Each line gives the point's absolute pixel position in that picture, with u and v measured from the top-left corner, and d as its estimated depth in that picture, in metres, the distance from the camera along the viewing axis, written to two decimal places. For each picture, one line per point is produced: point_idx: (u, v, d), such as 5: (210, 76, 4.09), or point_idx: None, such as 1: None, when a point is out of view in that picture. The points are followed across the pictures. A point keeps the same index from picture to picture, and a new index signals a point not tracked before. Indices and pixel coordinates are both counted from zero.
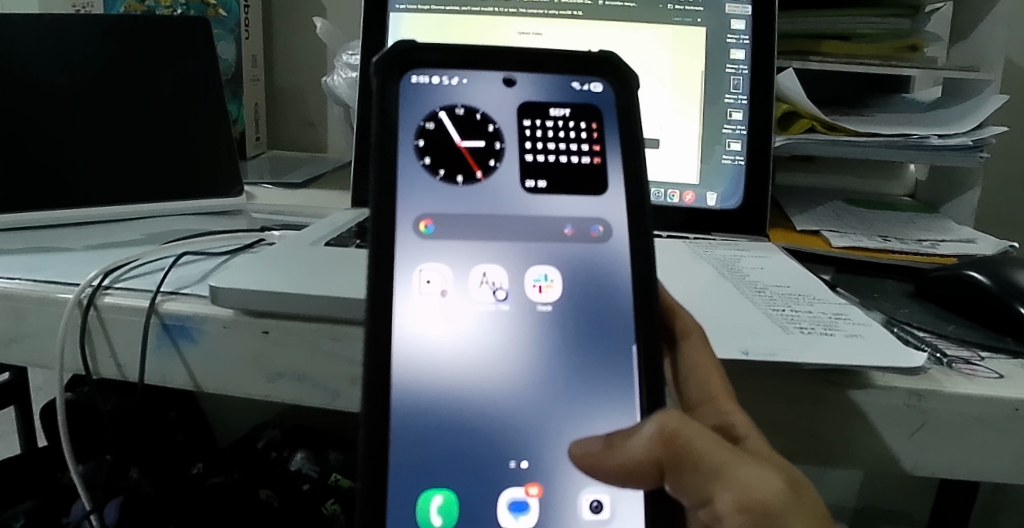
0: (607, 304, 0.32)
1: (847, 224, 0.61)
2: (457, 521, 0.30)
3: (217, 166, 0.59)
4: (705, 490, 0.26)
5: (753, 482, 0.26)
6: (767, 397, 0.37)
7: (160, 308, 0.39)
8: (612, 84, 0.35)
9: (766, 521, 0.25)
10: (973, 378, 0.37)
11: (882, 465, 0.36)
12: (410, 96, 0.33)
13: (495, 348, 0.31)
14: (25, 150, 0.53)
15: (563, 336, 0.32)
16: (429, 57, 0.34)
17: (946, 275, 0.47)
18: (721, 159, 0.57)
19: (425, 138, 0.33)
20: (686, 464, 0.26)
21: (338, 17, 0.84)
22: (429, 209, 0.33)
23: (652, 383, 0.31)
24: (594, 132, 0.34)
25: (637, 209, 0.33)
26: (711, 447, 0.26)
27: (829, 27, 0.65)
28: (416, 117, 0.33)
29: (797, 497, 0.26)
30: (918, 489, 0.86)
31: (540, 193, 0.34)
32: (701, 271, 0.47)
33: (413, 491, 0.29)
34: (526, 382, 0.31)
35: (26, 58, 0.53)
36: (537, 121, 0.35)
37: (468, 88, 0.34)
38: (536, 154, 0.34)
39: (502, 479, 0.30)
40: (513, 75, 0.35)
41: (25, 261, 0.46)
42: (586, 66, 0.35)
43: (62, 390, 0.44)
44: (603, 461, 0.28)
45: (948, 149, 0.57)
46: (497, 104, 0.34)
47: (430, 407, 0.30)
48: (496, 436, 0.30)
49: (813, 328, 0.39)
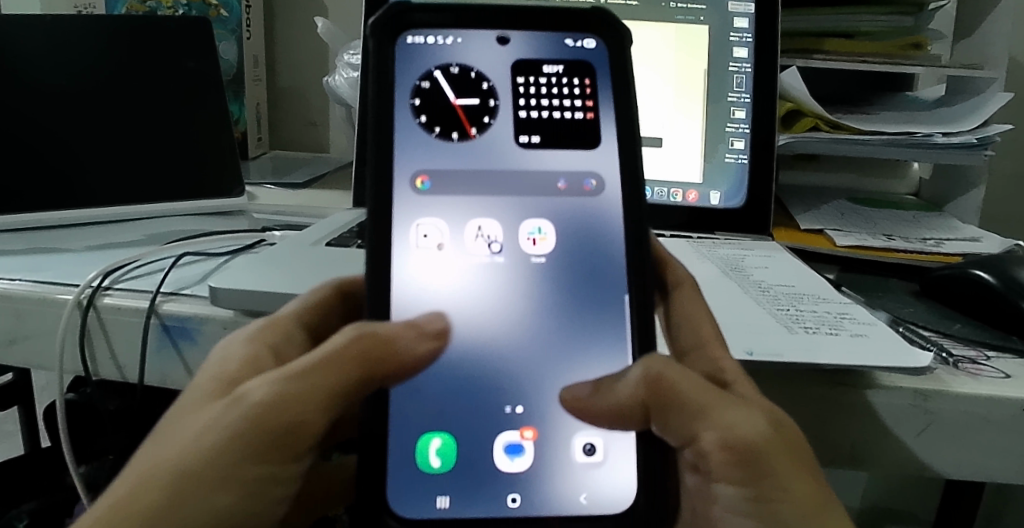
0: (600, 257, 0.34)
1: (851, 223, 0.60)
2: (455, 463, 0.32)
3: (218, 166, 0.59)
4: (692, 429, 0.31)
5: (736, 422, 0.30)
6: (771, 398, 0.36)
7: (160, 309, 0.39)
8: (605, 41, 0.36)
9: (748, 454, 0.30)
10: (979, 377, 0.37)
11: (888, 466, 0.36)
12: (405, 55, 0.34)
13: (491, 297, 0.33)
14: (26, 150, 0.52)
15: (557, 285, 0.34)
16: (423, 17, 0.34)
17: (952, 274, 0.47)
18: (725, 158, 0.56)
19: (420, 97, 0.34)
20: (672, 405, 0.30)
21: (339, 17, 0.84)
22: (425, 165, 0.34)
23: (643, 330, 0.33)
24: (587, 88, 0.35)
25: (630, 168, 0.34)
26: (694, 389, 0.30)
27: (832, 25, 0.65)
28: (412, 75, 0.34)
29: (778, 433, 0.30)
30: (924, 489, 0.85)
31: (534, 148, 0.35)
32: (704, 271, 0.47)
33: (413, 436, 0.32)
34: (523, 330, 0.33)
35: (26, 58, 0.53)
36: (529, 78, 0.35)
37: (462, 47, 0.35)
38: (529, 111, 0.35)
39: (499, 423, 0.32)
40: (506, 33, 0.36)
41: (26, 262, 0.46)
42: (579, 21, 0.36)
43: (63, 393, 0.43)
44: (593, 405, 0.32)
45: (953, 147, 0.57)
46: (491, 62, 0.35)
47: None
48: (494, 381, 0.32)
49: (817, 328, 0.38)
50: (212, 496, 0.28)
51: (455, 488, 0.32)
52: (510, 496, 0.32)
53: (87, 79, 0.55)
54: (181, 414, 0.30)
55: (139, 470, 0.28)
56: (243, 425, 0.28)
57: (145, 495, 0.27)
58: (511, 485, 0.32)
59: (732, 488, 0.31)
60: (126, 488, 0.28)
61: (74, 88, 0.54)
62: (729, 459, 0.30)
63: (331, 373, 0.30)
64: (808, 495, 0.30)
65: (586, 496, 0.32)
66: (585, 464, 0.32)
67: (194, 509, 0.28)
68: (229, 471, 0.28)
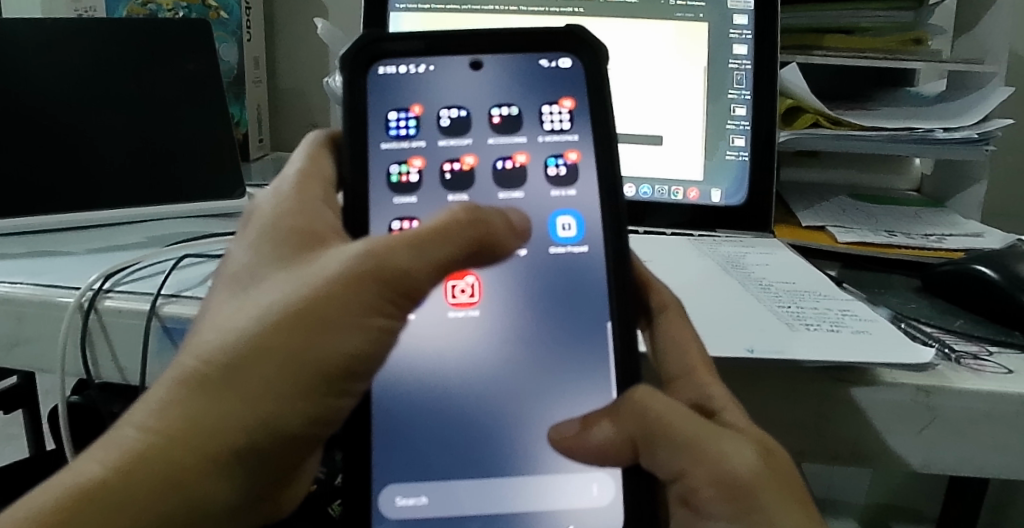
0: (584, 289, 0.35)
1: (852, 220, 0.60)
2: (441, 499, 0.32)
3: (218, 168, 0.58)
4: (680, 463, 0.31)
5: (727, 457, 0.30)
6: (771, 395, 0.36)
7: (160, 311, 0.39)
8: (581, 59, 0.36)
9: (738, 489, 0.30)
10: (982, 373, 0.37)
11: (892, 463, 0.36)
12: (378, 85, 0.36)
13: (471, 332, 0.34)
14: (24, 154, 0.52)
15: (539, 314, 0.34)
16: (394, 48, 0.36)
17: (954, 270, 0.47)
18: (726, 155, 0.56)
19: (394, 127, 0.36)
20: (661, 440, 0.31)
21: (339, 18, 0.84)
22: (401, 198, 0.35)
23: (626, 362, 0.33)
24: (564, 110, 0.36)
25: (608, 189, 0.35)
26: (684, 423, 0.31)
27: (833, 20, 0.65)
28: (386, 106, 0.36)
29: (770, 465, 0.30)
30: (929, 485, 0.85)
31: (508, 173, 0.36)
32: (705, 268, 0.47)
33: (397, 474, 0.32)
34: (503, 362, 0.34)
35: (25, 61, 0.53)
36: (503, 102, 0.37)
37: (435, 74, 0.37)
38: (504, 136, 0.37)
39: (486, 455, 0.33)
40: (479, 58, 0.37)
41: (29, 265, 0.46)
42: (554, 42, 0.36)
43: (66, 397, 0.44)
44: (578, 446, 0.32)
45: (953, 143, 0.57)
46: (464, 87, 0.37)
47: (408, 394, 0.33)
48: (474, 416, 0.33)
49: (819, 325, 0.38)
50: (333, 348, 0.29)
51: (442, 525, 0.32)
52: None
53: (86, 83, 0.55)
54: (278, 266, 0.30)
55: (245, 315, 0.28)
56: (354, 279, 0.28)
57: (260, 345, 0.28)
58: (496, 522, 0.32)
59: (724, 522, 0.31)
60: (237, 333, 0.28)
61: (73, 93, 0.54)
62: (721, 492, 0.30)
63: (447, 237, 0.30)
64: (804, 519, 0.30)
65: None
66: (570, 496, 0.33)
67: (312, 360, 0.28)
68: (347, 321, 0.29)
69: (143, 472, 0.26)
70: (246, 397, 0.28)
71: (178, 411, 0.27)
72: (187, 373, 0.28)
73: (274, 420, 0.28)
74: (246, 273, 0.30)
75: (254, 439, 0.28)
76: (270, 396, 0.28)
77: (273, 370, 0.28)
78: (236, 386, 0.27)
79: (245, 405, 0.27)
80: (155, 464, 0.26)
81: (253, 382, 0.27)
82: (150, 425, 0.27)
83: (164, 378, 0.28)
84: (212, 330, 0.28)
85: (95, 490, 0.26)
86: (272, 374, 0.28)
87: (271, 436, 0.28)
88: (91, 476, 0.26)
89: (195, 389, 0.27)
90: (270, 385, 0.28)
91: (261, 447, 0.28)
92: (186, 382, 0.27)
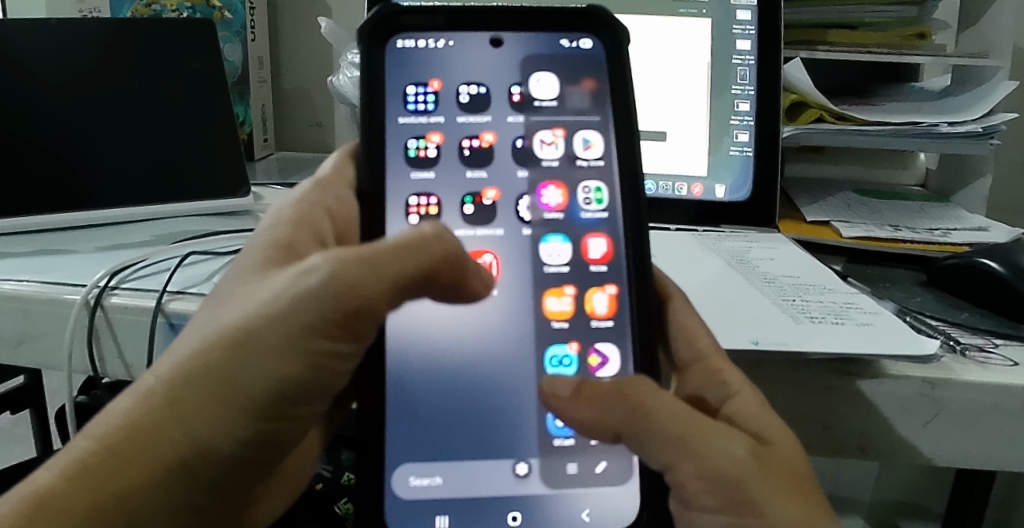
0: (600, 268, 0.35)
1: (857, 214, 0.60)
2: (455, 481, 0.32)
3: (224, 167, 0.59)
4: (666, 457, 0.31)
5: (716, 452, 0.31)
6: (777, 387, 0.36)
7: (166, 308, 0.40)
8: (602, 41, 0.37)
9: (727, 484, 0.30)
10: (988, 366, 0.37)
11: (898, 456, 0.36)
12: (396, 58, 0.36)
13: (491, 312, 0.34)
14: (30, 152, 0.53)
15: (551, 305, 0.35)
16: (414, 21, 0.36)
17: (957, 263, 0.46)
18: (730, 151, 0.56)
19: (411, 102, 0.36)
20: (647, 430, 0.31)
21: (343, 18, 0.84)
22: (418, 173, 0.36)
23: (647, 350, 0.34)
24: (586, 88, 0.37)
25: (629, 171, 0.35)
26: (670, 416, 0.31)
27: (837, 16, 0.64)
28: (403, 80, 0.36)
29: (759, 464, 0.31)
30: (936, 480, 0.85)
31: (528, 151, 0.37)
32: (709, 263, 0.47)
33: (408, 455, 0.32)
34: (522, 338, 0.34)
35: (33, 61, 0.53)
36: (523, 80, 0.37)
37: (454, 50, 0.37)
38: (524, 114, 0.37)
39: (499, 443, 0.33)
40: (500, 35, 0.37)
41: (35, 263, 0.46)
42: (575, 23, 0.37)
43: (72, 395, 0.44)
44: (567, 408, 0.32)
45: (958, 137, 0.56)
46: (483, 64, 0.37)
47: (428, 375, 0.33)
48: (493, 394, 0.34)
49: (824, 318, 0.38)
50: (283, 367, 0.28)
51: (456, 505, 0.32)
52: (511, 514, 0.32)
53: (91, 83, 0.55)
54: (245, 284, 0.30)
55: (198, 337, 0.28)
56: (302, 295, 0.28)
57: (208, 360, 0.28)
58: (512, 503, 0.32)
59: (711, 518, 0.31)
60: (187, 348, 0.28)
61: (78, 92, 0.54)
62: (706, 488, 0.31)
63: (399, 261, 0.29)
64: (799, 512, 0.30)
65: (589, 513, 0.33)
66: (584, 476, 0.33)
67: (257, 374, 0.28)
68: (297, 338, 0.28)
69: (83, 485, 0.26)
70: (196, 415, 0.27)
71: (124, 422, 0.27)
72: (142, 390, 0.27)
73: (220, 437, 0.28)
74: (217, 293, 0.31)
75: (196, 456, 0.28)
76: (214, 408, 0.28)
77: (217, 388, 0.27)
78: (184, 401, 0.27)
79: (190, 420, 0.27)
80: (95, 474, 0.26)
81: (199, 394, 0.27)
82: (98, 435, 0.27)
83: (123, 392, 0.28)
84: (167, 353, 0.29)
85: (43, 498, 0.26)
86: (219, 389, 0.27)
87: (214, 453, 0.28)
88: (42, 484, 0.26)
89: (143, 402, 0.27)
90: (214, 397, 0.27)
91: (206, 465, 0.28)
92: (137, 398, 0.27)
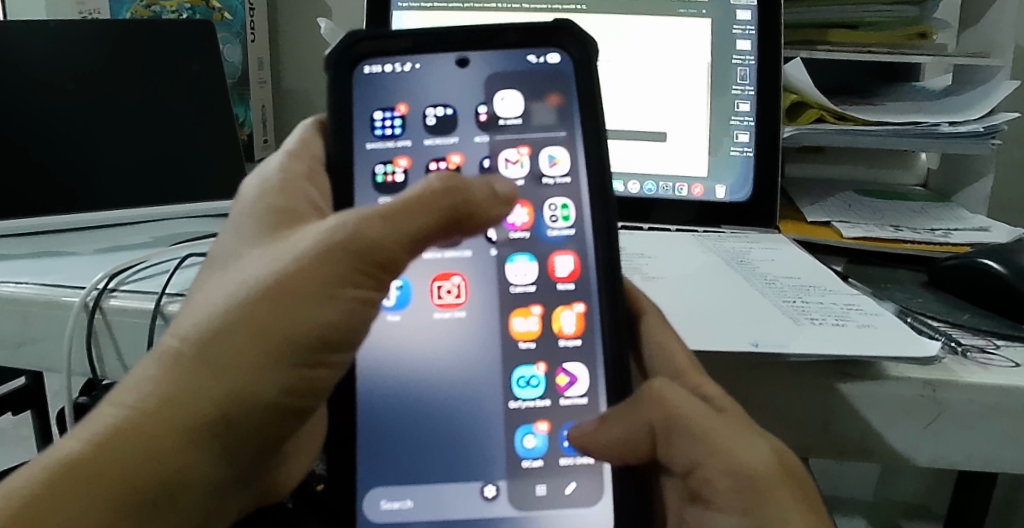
0: (570, 287, 0.35)
1: (858, 215, 0.60)
2: (427, 503, 0.33)
3: (223, 168, 0.58)
4: (694, 455, 0.33)
5: (741, 452, 0.32)
6: (777, 389, 0.36)
7: (165, 310, 0.40)
8: (569, 55, 0.36)
9: (749, 483, 0.31)
10: (989, 367, 0.36)
11: (899, 458, 0.36)
12: (363, 84, 0.36)
13: (455, 334, 0.35)
14: (30, 154, 0.53)
15: (518, 326, 0.35)
16: (379, 48, 0.36)
17: (959, 264, 0.46)
18: (730, 151, 0.56)
19: (378, 126, 0.36)
20: (678, 430, 0.33)
21: (343, 18, 0.84)
22: (386, 198, 0.35)
23: (617, 373, 0.34)
24: (554, 104, 0.36)
25: (597, 185, 0.35)
26: (702, 415, 0.33)
27: (838, 16, 0.64)
28: (370, 105, 0.36)
29: (783, 466, 0.31)
30: (939, 481, 0.84)
31: (497, 171, 0.36)
32: (708, 264, 0.47)
33: (378, 480, 0.33)
34: (490, 360, 0.35)
35: (33, 63, 0.53)
36: (490, 98, 0.37)
37: (420, 73, 0.37)
38: (491, 132, 0.36)
39: (468, 466, 0.34)
40: (465, 55, 0.37)
41: (35, 265, 0.46)
42: (541, 37, 0.36)
43: (72, 397, 0.44)
44: (601, 436, 0.33)
45: (959, 137, 0.56)
46: (449, 84, 0.37)
47: (398, 399, 0.34)
48: (460, 417, 0.34)
49: (824, 319, 0.38)
50: (314, 318, 0.29)
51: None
52: None
53: (90, 84, 0.55)
54: (262, 244, 0.31)
55: (225, 295, 0.29)
56: (342, 245, 0.29)
57: (241, 315, 0.28)
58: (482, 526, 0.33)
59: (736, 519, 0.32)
60: (219, 306, 0.28)
61: (77, 93, 0.54)
62: (732, 486, 0.32)
63: (422, 208, 0.31)
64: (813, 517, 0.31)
65: None
66: (554, 497, 0.34)
67: (296, 321, 0.29)
68: (333, 289, 0.29)
69: (120, 445, 0.26)
70: (233, 368, 0.28)
71: (154, 382, 0.27)
72: (168, 351, 0.28)
73: (259, 392, 0.28)
74: (225, 253, 0.31)
75: (237, 410, 0.28)
76: (252, 360, 0.28)
77: (255, 338, 0.28)
78: (220, 357, 0.28)
79: (231, 377, 0.28)
80: (133, 434, 0.26)
81: (236, 347, 0.28)
82: (128, 399, 0.27)
83: (144, 359, 0.28)
84: (186, 317, 0.29)
85: (75, 466, 0.25)
86: (258, 339, 0.28)
87: (252, 412, 0.28)
88: (68, 452, 0.26)
89: (172, 362, 0.27)
90: (254, 351, 0.28)
91: (241, 422, 0.28)
92: (163, 361, 0.28)
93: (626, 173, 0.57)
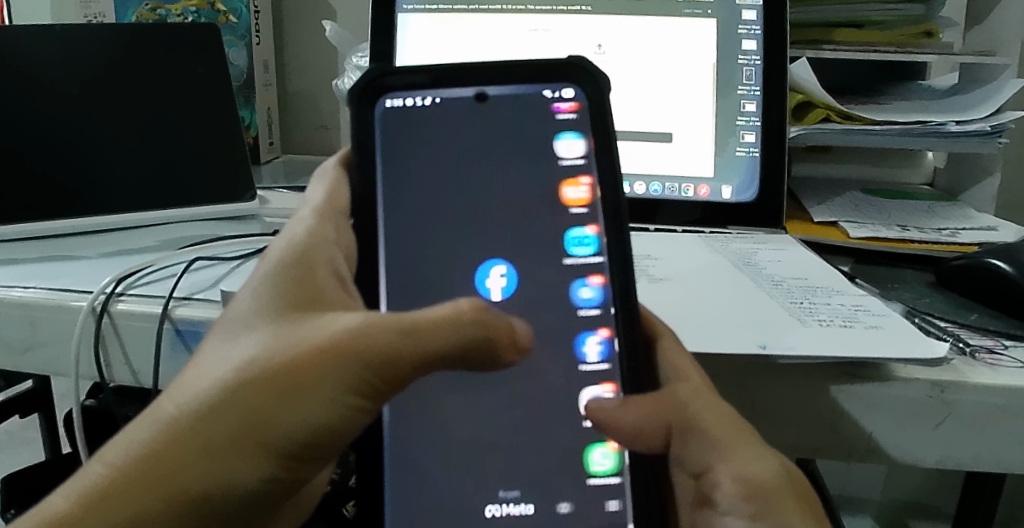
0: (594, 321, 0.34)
1: (865, 215, 0.60)
2: None
3: (228, 170, 0.58)
4: (705, 459, 0.33)
5: (753, 466, 0.32)
6: (785, 391, 0.36)
7: (172, 314, 0.40)
8: (584, 90, 0.35)
9: (760, 491, 0.32)
10: (998, 368, 0.36)
11: (907, 459, 0.36)
12: (384, 118, 0.35)
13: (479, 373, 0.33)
14: (35, 159, 0.53)
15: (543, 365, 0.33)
16: (400, 80, 0.35)
17: (967, 264, 0.46)
18: (736, 152, 0.56)
19: (398, 160, 0.35)
20: (695, 432, 0.33)
21: (348, 21, 0.84)
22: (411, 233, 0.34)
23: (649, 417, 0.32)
24: (575, 138, 0.35)
25: (613, 215, 0.34)
26: (719, 423, 0.33)
27: (842, 14, 0.64)
28: (393, 140, 0.35)
29: (789, 483, 0.32)
30: (948, 481, 0.84)
31: (550, 201, 0.35)
32: (716, 265, 0.47)
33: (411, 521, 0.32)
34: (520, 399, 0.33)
35: (39, 69, 0.54)
36: (513, 134, 0.35)
37: (440, 107, 0.35)
38: (516, 167, 0.35)
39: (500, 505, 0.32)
40: (484, 89, 0.35)
41: (43, 269, 0.47)
42: (557, 73, 0.35)
43: (79, 400, 0.44)
44: (618, 417, 0.32)
45: (967, 136, 0.56)
46: (469, 120, 0.35)
47: (423, 438, 0.33)
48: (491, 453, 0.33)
49: (832, 321, 0.38)
50: (309, 417, 0.27)
51: None
52: None
53: (95, 89, 0.55)
54: (271, 319, 0.29)
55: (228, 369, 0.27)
56: (350, 349, 0.28)
57: (241, 399, 0.27)
58: None
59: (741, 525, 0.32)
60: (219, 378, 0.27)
61: (83, 99, 0.55)
62: (741, 493, 0.32)
63: (445, 333, 0.29)
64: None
65: None
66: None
67: (290, 420, 0.27)
68: (333, 392, 0.28)
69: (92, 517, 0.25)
70: (220, 453, 0.26)
71: (141, 449, 0.26)
72: (162, 417, 0.27)
73: (241, 477, 0.27)
74: (240, 318, 0.29)
75: (217, 496, 0.26)
76: (243, 451, 0.27)
77: (246, 426, 0.27)
78: (210, 439, 0.26)
79: (216, 461, 0.26)
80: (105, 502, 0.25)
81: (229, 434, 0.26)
82: (115, 462, 0.26)
83: (141, 418, 0.27)
84: (191, 380, 0.28)
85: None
86: (252, 427, 0.27)
87: (235, 495, 0.27)
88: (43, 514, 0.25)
89: (164, 433, 0.26)
90: (246, 439, 0.27)
91: (219, 507, 0.27)
92: (158, 426, 0.26)
93: (633, 174, 0.57)
